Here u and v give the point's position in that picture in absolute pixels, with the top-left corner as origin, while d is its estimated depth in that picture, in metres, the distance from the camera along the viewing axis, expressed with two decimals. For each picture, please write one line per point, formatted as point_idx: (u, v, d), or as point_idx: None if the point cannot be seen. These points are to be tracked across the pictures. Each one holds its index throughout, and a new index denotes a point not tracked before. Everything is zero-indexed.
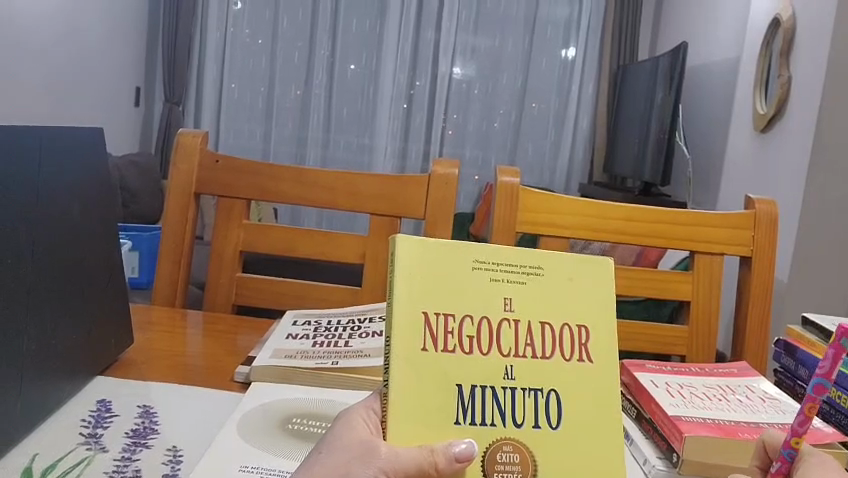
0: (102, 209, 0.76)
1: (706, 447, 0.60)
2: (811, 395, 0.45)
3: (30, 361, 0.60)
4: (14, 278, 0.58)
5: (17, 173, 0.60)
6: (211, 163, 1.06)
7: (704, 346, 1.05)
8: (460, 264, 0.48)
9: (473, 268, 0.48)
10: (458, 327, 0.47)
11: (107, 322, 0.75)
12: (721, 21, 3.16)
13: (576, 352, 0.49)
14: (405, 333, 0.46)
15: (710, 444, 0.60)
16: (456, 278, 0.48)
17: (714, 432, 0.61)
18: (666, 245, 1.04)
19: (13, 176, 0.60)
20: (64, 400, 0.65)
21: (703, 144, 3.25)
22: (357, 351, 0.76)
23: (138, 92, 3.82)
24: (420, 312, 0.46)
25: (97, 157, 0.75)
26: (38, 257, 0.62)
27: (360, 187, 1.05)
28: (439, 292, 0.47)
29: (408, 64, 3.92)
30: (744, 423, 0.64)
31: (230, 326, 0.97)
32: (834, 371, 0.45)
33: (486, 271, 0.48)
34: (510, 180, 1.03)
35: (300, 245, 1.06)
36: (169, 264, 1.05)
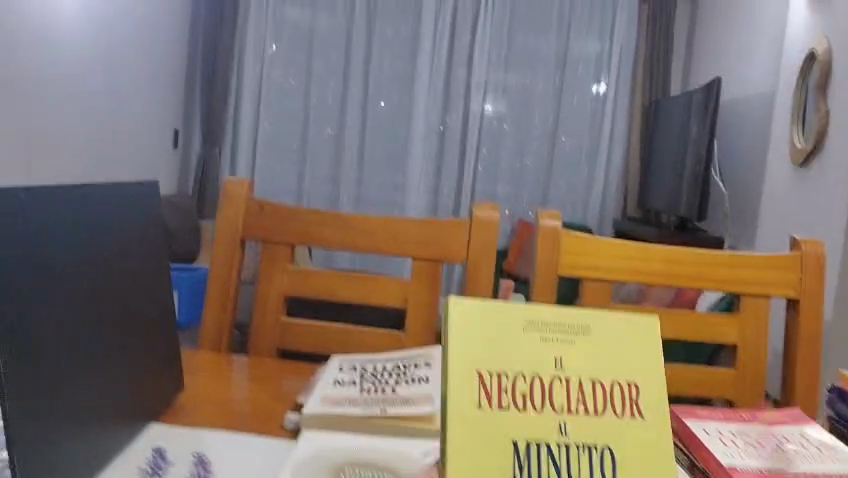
0: (155, 258, 0.78)
1: None
2: None
3: (93, 409, 0.62)
4: (79, 327, 0.60)
5: (83, 226, 0.63)
6: (257, 209, 1.08)
7: (753, 390, 1.03)
8: (512, 327, 0.52)
9: (523, 330, 0.52)
10: (512, 386, 0.50)
11: (160, 369, 0.76)
12: (754, 54, 3.15)
13: (628, 408, 0.51)
14: (461, 390, 0.49)
15: None
16: (507, 340, 0.52)
17: None
18: (711, 287, 1.03)
19: (80, 228, 0.62)
20: (121, 448, 0.66)
21: (739, 178, 3.22)
22: (403, 398, 0.76)
23: (176, 135, 3.92)
24: (474, 371, 0.50)
25: (152, 208, 0.78)
26: (100, 306, 0.64)
27: (402, 232, 1.06)
28: (492, 354, 0.51)
29: (440, 103, 3.97)
30: None
31: (275, 370, 0.98)
32: None
33: (535, 332, 0.52)
34: (551, 223, 1.04)
35: (343, 289, 1.07)
36: (215, 308, 1.07)
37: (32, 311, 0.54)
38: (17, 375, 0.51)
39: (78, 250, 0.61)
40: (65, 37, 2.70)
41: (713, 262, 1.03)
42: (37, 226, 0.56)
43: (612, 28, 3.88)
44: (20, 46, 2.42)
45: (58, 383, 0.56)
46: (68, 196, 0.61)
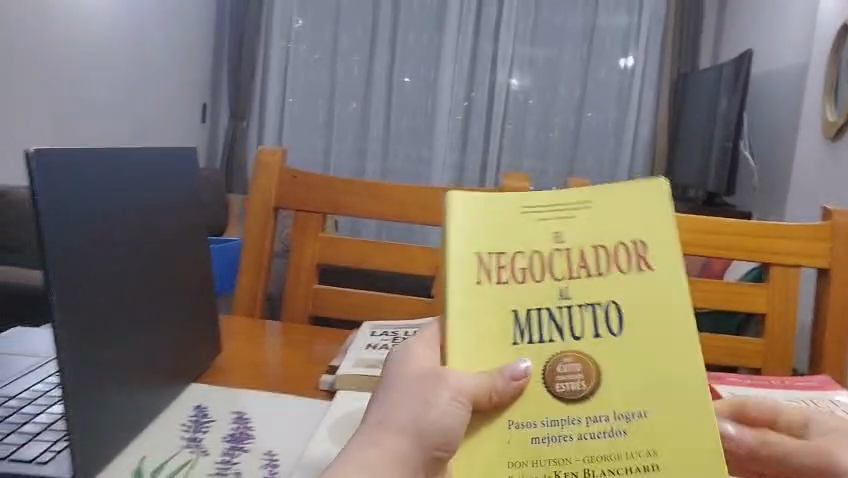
0: (195, 224, 0.80)
1: None
2: None
3: (140, 366, 0.64)
4: (126, 289, 0.62)
5: (130, 192, 0.64)
6: (290, 179, 1.10)
7: (781, 360, 1.03)
8: (507, 207, 0.49)
9: (520, 212, 0.49)
10: (514, 264, 0.48)
11: (200, 331, 0.79)
12: (787, 24, 3.09)
13: (634, 263, 0.48)
14: (459, 272, 0.47)
15: None
16: (505, 220, 0.49)
17: None
18: (741, 256, 1.03)
19: (127, 194, 0.64)
20: (165, 405, 0.69)
21: (770, 152, 3.17)
22: None
23: (204, 109, 3.95)
24: (473, 254, 0.48)
25: (190, 174, 0.79)
26: (145, 270, 0.66)
27: (433, 201, 1.07)
28: (491, 235, 0.48)
29: (466, 76, 3.94)
30: None
31: (308, 335, 1.00)
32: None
33: (532, 211, 0.49)
34: None
35: (374, 257, 1.09)
36: (249, 275, 1.10)
37: (85, 272, 0.56)
38: (71, 332, 0.53)
39: (126, 215, 0.63)
40: (94, 12, 2.73)
41: (743, 232, 1.03)
42: (86, 193, 0.57)
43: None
44: (50, 21, 2.45)
45: (107, 342, 0.58)
46: (114, 162, 0.62)
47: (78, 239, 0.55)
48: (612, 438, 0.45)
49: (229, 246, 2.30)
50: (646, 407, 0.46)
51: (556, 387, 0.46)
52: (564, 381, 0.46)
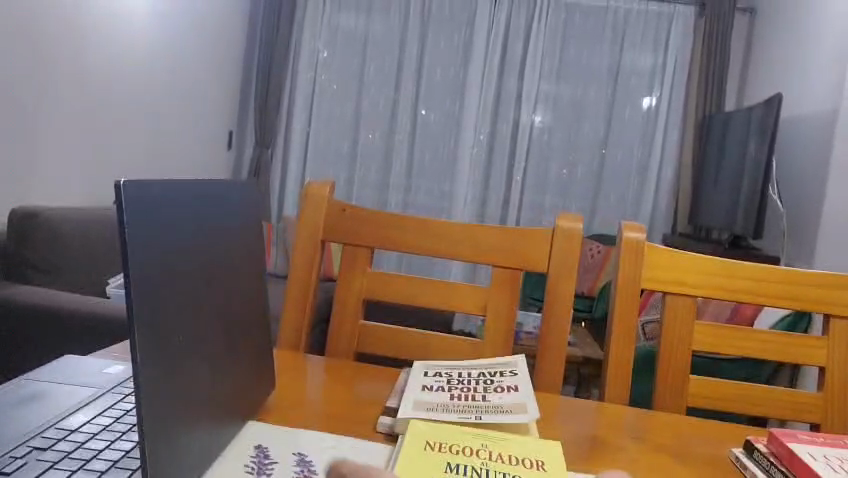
0: (253, 252, 0.78)
1: None
2: None
3: (200, 397, 0.61)
4: (190, 312, 0.59)
5: (200, 217, 0.63)
6: (338, 212, 1.09)
7: (841, 416, 0.99)
8: (448, 431, 0.70)
9: (460, 433, 0.70)
10: (457, 450, 0.66)
11: (255, 366, 0.77)
12: (817, 67, 3.08)
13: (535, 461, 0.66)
14: (410, 445, 0.66)
15: None
16: (450, 434, 0.69)
17: None
18: (799, 306, 1.00)
19: (198, 219, 0.62)
20: (226, 444, 0.67)
21: (798, 196, 3.14)
22: (497, 406, 0.76)
23: (229, 136, 3.96)
24: (422, 440, 0.67)
25: (252, 205, 0.78)
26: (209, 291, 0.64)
27: (484, 240, 1.06)
28: (442, 437, 0.68)
29: (491, 110, 3.96)
30: None
31: (354, 372, 0.98)
32: None
33: (470, 435, 0.70)
34: (636, 236, 1.02)
35: (422, 295, 1.07)
36: (295, 308, 1.08)
37: (154, 289, 0.52)
38: (144, 356, 0.50)
39: (195, 241, 0.61)
40: (122, 34, 2.73)
41: (800, 280, 1.01)
42: (168, 221, 0.55)
43: (666, 40, 3.84)
44: (83, 43, 2.49)
45: (174, 370, 0.55)
46: (189, 192, 0.61)
47: (148, 259, 0.52)
48: None
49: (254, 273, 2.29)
50: None
51: None
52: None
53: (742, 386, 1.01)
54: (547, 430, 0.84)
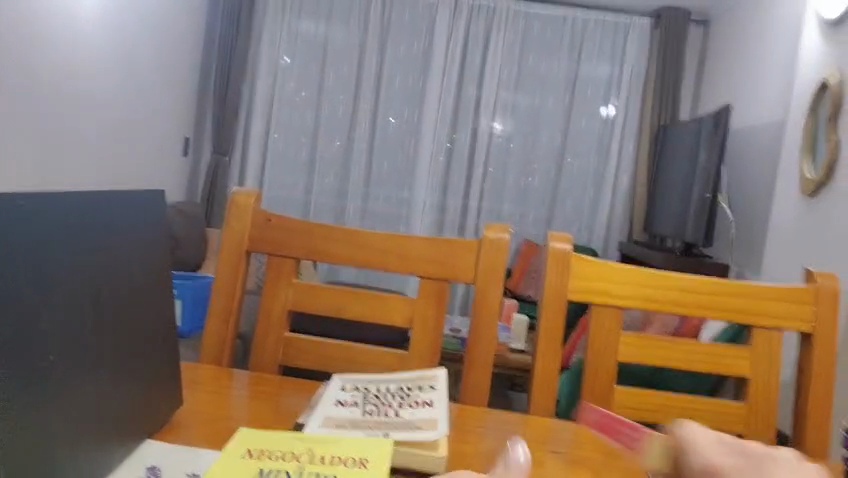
0: (157, 265, 0.76)
1: None
2: None
3: (78, 421, 0.58)
4: (66, 329, 0.56)
5: (82, 229, 0.60)
6: (263, 222, 1.07)
7: (764, 426, 1.00)
8: (278, 438, 0.66)
9: (287, 438, 0.66)
10: (274, 457, 0.62)
11: (157, 383, 0.74)
12: (766, 79, 3.14)
13: (356, 461, 0.62)
14: (229, 454, 0.63)
15: None
16: (277, 440, 0.66)
17: None
18: (724, 317, 1.01)
19: (78, 231, 0.59)
20: (114, 465, 0.63)
21: (747, 207, 3.20)
22: (408, 422, 0.74)
23: (187, 142, 3.87)
24: (244, 449, 0.64)
25: (155, 215, 0.75)
26: (92, 304, 0.61)
27: (411, 251, 1.04)
28: (265, 443, 0.65)
29: (450, 118, 3.95)
30: None
31: (275, 385, 0.96)
32: None
33: (296, 438, 0.66)
34: (562, 247, 1.02)
35: (348, 307, 1.05)
36: (218, 320, 1.05)
37: (18, 305, 0.50)
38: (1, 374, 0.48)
39: (74, 255, 0.58)
40: (75, 40, 2.65)
41: (724, 292, 1.01)
42: (35, 234, 0.53)
43: (623, 51, 3.88)
44: (36, 49, 2.41)
45: (40, 393, 0.52)
46: (66, 203, 0.58)
47: (11, 274, 0.50)
48: None
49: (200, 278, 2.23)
50: None
51: None
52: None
53: (667, 396, 1.01)
54: (464, 446, 0.82)
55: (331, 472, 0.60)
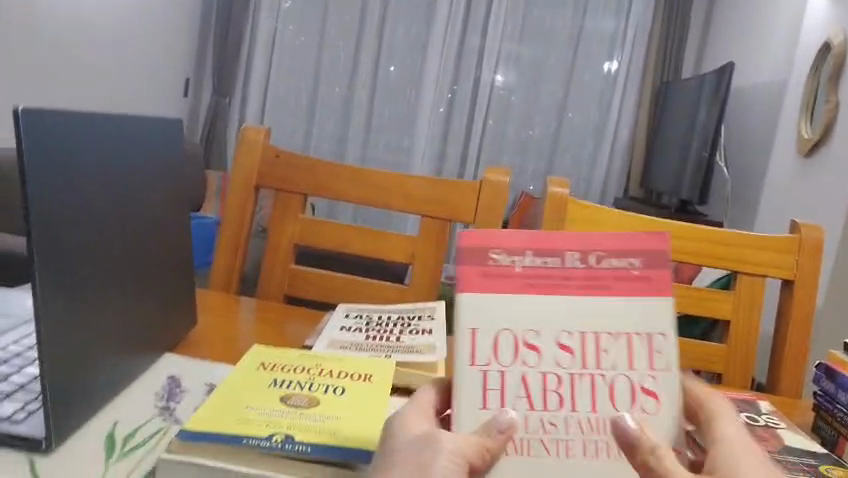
0: (174, 191, 0.80)
1: None
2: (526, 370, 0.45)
3: (104, 327, 0.62)
4: (92, 244, 0.61)
5: (105, 150, 0.64)
6: (272, 158, 1.10)
7: (742, 367, 1.06)
8: (288, 353, 0.72)
9: (297, 355, 0.72)
10: (286, 368, 0.68)
11: (174, 302, 0.79)
12: (771, 39, 3.13)
13: (362, 376, 0.68)
14: (245, 365, 0.68)
15: None
16: (286, 355, 0.71)
17: None
18: (710, 263, 1.05)
19: (101, 151, 0.63)
20: (138, 372, 0.68)
21: (743, 166, 3.23)
22: (408, 347, 0.79)
23: (187, 83, 3.85)
24: (257, 361, 0.69)
25: (171, 144, 0.79)
26: (116, 222, 0.65)
27: (414, 191, 1.08)
28: (277, 358, 0.70)
29: (452, 68, 3.93)
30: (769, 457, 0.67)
31: (282, 313, 1.01)
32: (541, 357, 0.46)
33: (304, 355, 0.71)
34: (560, 191, 1.06)
35: (352, 242, 1.09)
36: (227, 250, 1.10)
37: (53, 214, 0.54)
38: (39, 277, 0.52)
39: (98, 174, 0.62)
40: None
41: (712, 240, 1.06)
42: (67, 154, 0.57)
43: (630, 4, 3.83)
44: None
45: (72, 299, 0.57)
46: (93, 125, 0.62)
47: (45, 185, 0.53)
48: (320, 431, 0.55)
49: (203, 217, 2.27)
50: (338, 423, 0.57)
51: (286, 403, 0.60)
52: (291, 406, 0.59)
53: None
54: None
55: (338, 382, 0.65)
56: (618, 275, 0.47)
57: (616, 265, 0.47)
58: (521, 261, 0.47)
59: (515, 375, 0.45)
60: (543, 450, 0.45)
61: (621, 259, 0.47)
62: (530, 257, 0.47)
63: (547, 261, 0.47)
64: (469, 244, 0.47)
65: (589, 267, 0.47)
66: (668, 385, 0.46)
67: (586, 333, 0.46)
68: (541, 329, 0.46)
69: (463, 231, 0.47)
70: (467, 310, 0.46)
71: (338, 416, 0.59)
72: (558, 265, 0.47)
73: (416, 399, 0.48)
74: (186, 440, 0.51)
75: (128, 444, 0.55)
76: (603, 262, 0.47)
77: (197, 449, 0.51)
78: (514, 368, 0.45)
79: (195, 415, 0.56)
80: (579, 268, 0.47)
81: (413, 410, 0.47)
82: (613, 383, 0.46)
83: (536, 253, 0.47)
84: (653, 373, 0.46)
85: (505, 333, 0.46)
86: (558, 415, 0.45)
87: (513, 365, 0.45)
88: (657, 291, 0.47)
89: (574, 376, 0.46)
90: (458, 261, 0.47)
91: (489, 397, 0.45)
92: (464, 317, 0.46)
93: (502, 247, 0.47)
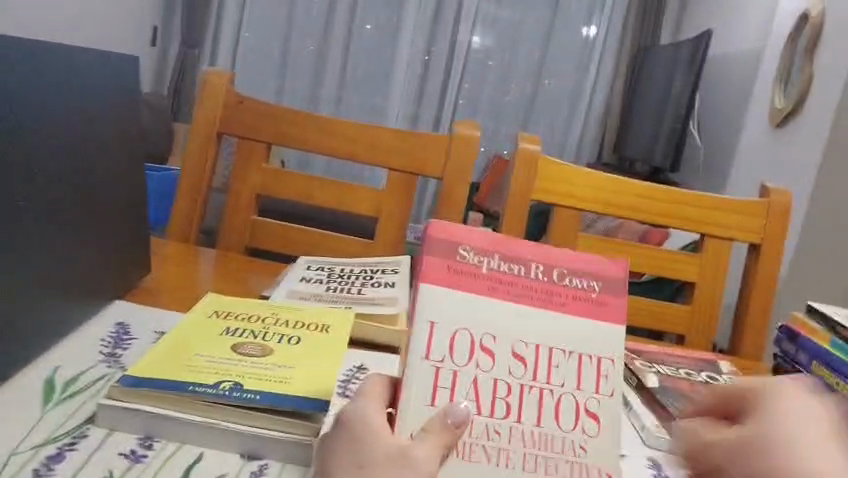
0: (126, 132, 0.75)
1: None
2: (475, 376, 0.44)
3: (48, 271, 0.59)
4: (36, 179, 0.58)
5: (52, 81, 0.60)
6: (236, 104, 1.06)
7: (705, 329, 1.06)
8: (243, 303, 0.69)
9: (252, 304, 0.69)
10: (240, 316, 0.65)
11: (126, 249, 0.75)
12: (751, 7, 3.08)
13: (319, 326, 0.65)
14: (197, 314, 0.65)
15: None
16: (242, 305, 0.69)
17: None
18: (680, 225, 1.05)
19: (46, 81, 0.59)
20: (83, 318, 0.66)
21: (717, 134, 3.20)
22: (369, 298, 0.77)
23: (154, 31, 3.62)
24: (212, 310, 0.66)
25: (123, 81, 0.74)
26: (62, 159, 0.62)
27: (382, 143, 1.05)
28: (232, 306, 0.68)
29: (428, 28, 3.68)
30: None
31: (242, 264, 0.98)
32: (492, 360, 0.45)
33: (258, 305, 0.69)
34: (531, 147, 1.04)
35: (318, 194, 1.07)
36: (187, 200, 1.06)
37: None
38: None
39: (43, 106, 0.58)
40: None
41: (682, 201, 1.05)
42: (12, 84, 0.54)
43: None
44: None
45: (14, 237, 0.54)
46: (36, 54, 0.58)
47: None
48: (276, 381, 0.53)
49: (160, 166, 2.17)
50: (294, 374, 0.55)
51: (240, 352, 0.58)
52: (244, 354, 0.57)
53: None
54: None
55: (296, 333, 0.63)
56: (578, 295, 0.47)
57: (577, 285, 0.47)
58: (487, 262, 0.47)
59: (466, 377, 0.44)
60: (483, 458, 0.42)
61: (583, 280, 0.48)
62: (496, 261, 0.47)
63: (512, 268, 0.47)
64: (439, 235, 0.47)
65: (550, 282, 0.47)
66: (611, 410, 0.45)
67: (538, 345, 0.46)
68: (496, 334, 0.45)
69: (433, 223, 0.47)
70: (427, 297, 0.45)
71: (292, 365, 0.56)
72: (521, 273, 0.47)
73: (369, 386, 0.44)
74: (128, 386, 0.50)
75: (70, 388, 0.53)
76: (565, 280, 0.47)
77: (142, 397, 0.49)
78: (467, 369, 0.44)
79: (141, 362, 0.54)
80: (542, 281, 0.47)
81: (365, 397, 0.43)
82: (560, 399, 0.45)
83: (502, 259, 0.47)
84: (597, 396, 0.45)
85: (462, 331, 0.45)
86: (503, 423, 0.43)
87: (467, 365, 0.44)
88: (614, 319, 0.47)
89: (524, 386, 0.45)
90: (424, 249, 0.46)
91: (439, 395, 0.43)
92: (425, 307, 0.45)
93: (471, 244, 0.47)
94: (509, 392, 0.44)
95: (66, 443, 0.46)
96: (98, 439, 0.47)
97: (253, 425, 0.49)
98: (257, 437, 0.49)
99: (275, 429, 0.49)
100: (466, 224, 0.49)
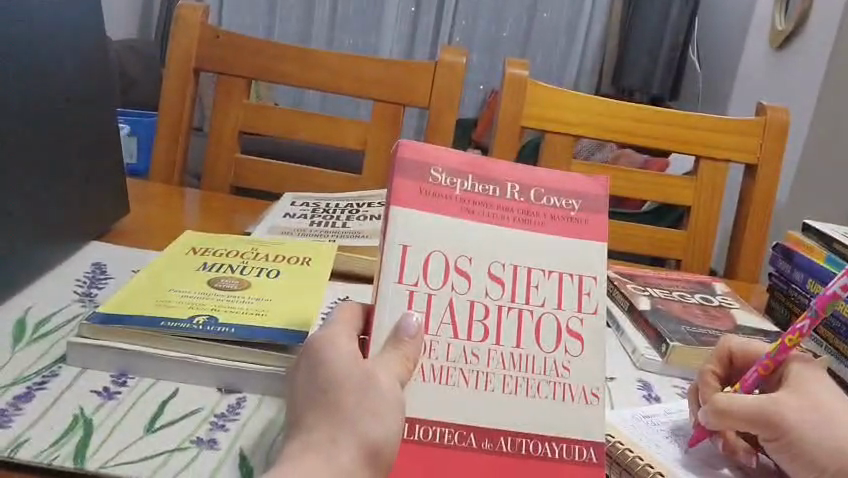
0: (93, 65, 0.72)
1: (692, 355, 0.62)
2: (450, 299, 0.43)
3: (11, 213, 0.57)
4: None
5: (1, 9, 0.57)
6: (211, 38, 1.03)
7: (701, 253, 1.04)
8: (222, 238, 0.68)
9: (232, 239, 0.67)
10: (217, 252, 0.64)
11: (101, 188, 0.72)
12: None
13: (299, 259, 0.64)
14: (173, 251, 0.63)
15: (704, 355, 0.62)
16: (221, 240, 0.67)
17: (699, 342, 0.63)
18: (674, 148, 1.02)
19: None
20: (57, 260, 0.64)
21: (718, 58, 3.11)
22: (354, 231, 0.75)
23: None
24: (189, 246, 0.65)
25: (85, 10, 0.70)
26: (16, 94, 0.58)
27: (365, 73, 1.02)
28: (210, 242, 0.66)
29: None
30: (720, 335, 0.65)
31: (227, 203, 0.96)
32: (468, 284, 0.43)
33: (238, 239, 0.67)
34: (518, 73, 1.00)
35: (301, 129, 1.04)
36: (167, 140, 1.03)
37: None
38: None
39: None
40: None
41: (676, 124, 1.02)
42: None
43: None
44: None
45: None
46: None
47: None
48: (251, 314, 0.52)
49: (145, 109, 2.11)
50: (271, 307, 0.53)
51: (216, 287, 0.56)
52: (220, 289, 0.56)
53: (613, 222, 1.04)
54: None
55: (273, 266, 0.62)
56: (555, 214, 0.45)
57: (554, 204, 0.46)
58: (461, 184, 0.45)
59: (440, 301, 0.43)
60: (461, 380, 0.42)
61: (560, 199, 0.46)
62: (470, 182, 0.45)
63: (486, 188, 0.45)
64: (409, 155, 0.44)
65: (527, 202, 0.45)
66: (593, 327, 0.44)
67: (516, 266, 0.44)
68: (473, 256, 0.44)
69: (404, 142, 0.45)
70: (399, 221, 0.43)
71: (270, 298, 0.55)
72: (496, 193, 0.45)
73: (338, 314, 0.42)
74: (100, 324, 0.48)
75: (41, 328, 0.52)
76: (542, 200, 0.46)
77: (116, 333, 0.48)
78: (441, 293, 0.43)
79: (113, 298, 0.52)
80: (518, 202, 0.45)
81: (338, 327, 0.41)
82: (540, 319, 0.44)
83: (476, 179, 0.45)
84: (579, 314, 0.44)
85: (437, 254, 0.43)
86: (481, 346, 0.43)
87: (442, 289, 0.43)
88: (595, 235, 0.45)
89: (502, 308, 0.44)
90: (394, 172, 0.44)
91: None
92: (396, 231, 0.43)
93: (443, 165, 0.45)
94: (487, 316, 0.43)
95: (35, 382, 0.45)
96: (68, 377, 0.46)
97: (226, 358, 0.48)
98: (234, 370, 0.47)
99: (251, 363, 0.48)
100: (439, 143, 0.46)
